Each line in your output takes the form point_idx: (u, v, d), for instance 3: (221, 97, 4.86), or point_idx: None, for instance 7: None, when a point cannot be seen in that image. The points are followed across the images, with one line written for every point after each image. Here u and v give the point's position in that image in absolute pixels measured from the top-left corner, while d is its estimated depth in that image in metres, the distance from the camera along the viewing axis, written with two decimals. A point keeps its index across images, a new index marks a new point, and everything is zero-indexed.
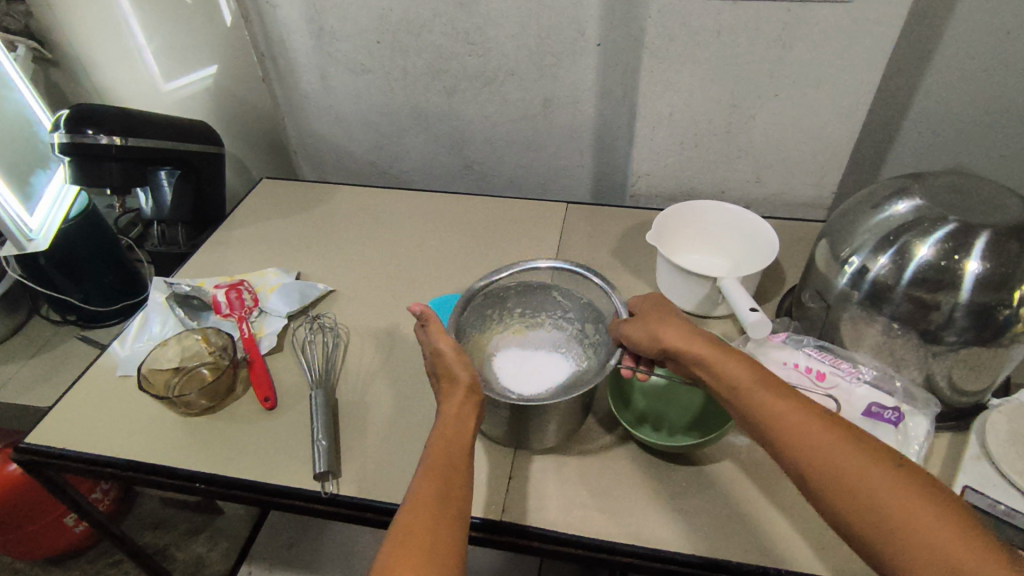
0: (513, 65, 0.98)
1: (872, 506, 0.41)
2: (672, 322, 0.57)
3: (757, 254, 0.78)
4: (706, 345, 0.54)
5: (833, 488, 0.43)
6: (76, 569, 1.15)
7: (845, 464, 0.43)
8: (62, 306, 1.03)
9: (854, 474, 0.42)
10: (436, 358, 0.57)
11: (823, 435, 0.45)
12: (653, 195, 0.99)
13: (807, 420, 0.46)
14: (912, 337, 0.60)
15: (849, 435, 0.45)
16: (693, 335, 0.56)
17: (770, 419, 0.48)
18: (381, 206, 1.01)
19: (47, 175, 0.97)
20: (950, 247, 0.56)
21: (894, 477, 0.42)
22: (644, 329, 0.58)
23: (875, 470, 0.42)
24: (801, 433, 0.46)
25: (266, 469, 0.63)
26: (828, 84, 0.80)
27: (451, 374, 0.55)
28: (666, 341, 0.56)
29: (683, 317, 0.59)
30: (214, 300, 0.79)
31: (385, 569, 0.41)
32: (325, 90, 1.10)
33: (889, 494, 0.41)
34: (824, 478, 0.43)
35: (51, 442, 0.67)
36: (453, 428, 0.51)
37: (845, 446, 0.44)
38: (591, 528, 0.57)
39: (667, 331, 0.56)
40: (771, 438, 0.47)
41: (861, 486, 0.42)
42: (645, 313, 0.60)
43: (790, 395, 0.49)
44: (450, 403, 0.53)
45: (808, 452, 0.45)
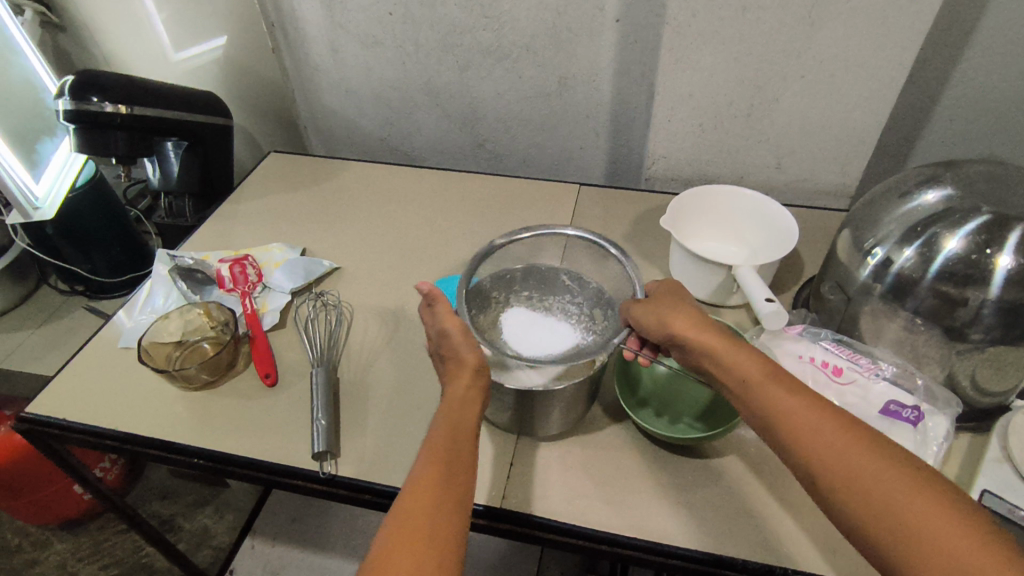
0: (528, 41, 0.95)
1: (887, 509, 0.39)
2: (683, 309, 0.55)
3: (775, 242, 0.76)
4: (717, 335, 0.52)
5: (847, 491, 0.41)
6: (86, 535, 1.16)
7: (861, 465, 0.41)
8: (72, 276, 1.03)
9: (871, 476, 0.40)
10: (442, 339, 0.54)
11: (839, 435, 0.43)
12: (669, 178, 0.96)
13: (823, 417, 0.44)
14: (935, 333, 0.57)
15: (867, 436, 0.43)
16: (704, 325, 0.53)
17: (782, 414, 0.46)
18: (391, 183, 0.99)
19: (53, 144, 0.96)
20: (982, 240, 0.54)
21: (913, 482, 0.39)
22: (653, 314, 0.56)
23: (894, 474, 0.40)
24: (815, 431, 0.44)
25: (265, 446, 0.62)
26: (857, 67, 0.76)
27: (457, 356, 0.53)
28: (676, 329, 0.54)
29: (695, 305, 0.57)
30: (216, 274, 0.78)
31: (381, 555, 0.40)
32: (336, 63, 1.07)
33: (907, 499, 0.39)
34: (839, 479, 0.41)
35: (52, 412, 0.66)
36: (456, 412, 0.50)
37: (862, 447, 0.42)
38: (593, 519, 0.55)
39: (677, 319, 0.54)
40: (782, 436, 0.45)
41: (878, 490, 0.40)
42: (657, 297, 0.58)
43: (807, 391, 0.46)
44: (455, 385, 0.51)
45: (822, 451, 0.43)
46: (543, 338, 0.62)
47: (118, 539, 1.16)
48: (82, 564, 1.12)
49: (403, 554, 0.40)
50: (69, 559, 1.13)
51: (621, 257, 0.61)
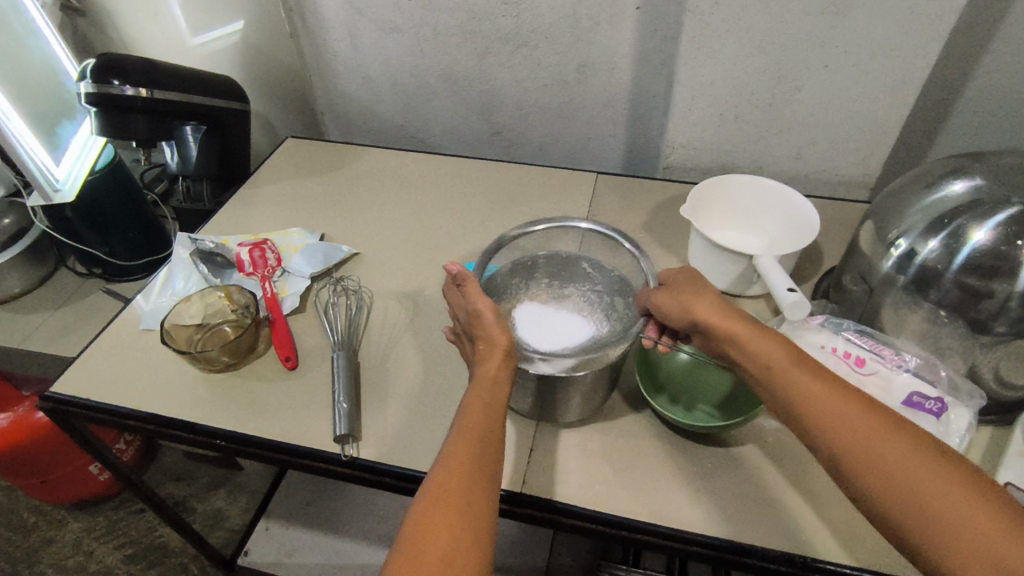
0: (548, 28, 0.94)
1: (915, 497, 0.39)
2: (707, 295, 0.54)
3: (797, 232, 0.75)
4: (741, 321, 0.51)
5: (874, 479, 0.41)
6: (102, 514, 1.18)
7: (890, 453, 0.41)
8: (90, 259, 1.04)
9: (899, 464, 0.40)
10: (475, 321, 0.53)
11: (868, 422, 0.43)
12: (688, 168, 0.96)
13: (851, 404, 0.44)
14: (959, 326, 0.57)
15: (896, 424, 0.42)
16: (728, 311, 0.53)
17: (810, 400, 0.45)
18: (408, 169, 0.99)
19: (74, 126, 0.97)
20: (1011, 232, 0.53)
21: (944, 470, 0.39)
22: (675, 300, 0.55)
23: (925, 463, 0.40)
24: (843, 417, 0.43)
25: (288, 428, 0.62)
26: (883, 57, 0.75)
27: (487, 336, 0.52)
28: (697, 315, 0.53)
29: (720, 291, 0.56)
30: (237, 258, 0.79)
31: (411, 537, 0.40)
32: (354, 48, 1.07)
33: (938, 488, 0.39)
34: (866, 466, 0.41)
35: (75, 392, 0.67)
36: (487, 391, 0.50)
37: (892, 435, 0.41)
38: (612, 505, 0.56)
39: (700, 305, 0.54)
40: (806, 419, 0.45)
41: (906, 478, 0.40)
42: (680, 283, 0.57)
43: (834, 378, 0.46)
44: (485, 364, 0.51)
45: (850, 439, 0.42)
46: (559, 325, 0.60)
47: (133, 519, 1.17)
48: (97, 543, 1.14)
49: (434, 534, 0.40)
50: (85, 538, 1.15)
51: (637, 249, 0.63)
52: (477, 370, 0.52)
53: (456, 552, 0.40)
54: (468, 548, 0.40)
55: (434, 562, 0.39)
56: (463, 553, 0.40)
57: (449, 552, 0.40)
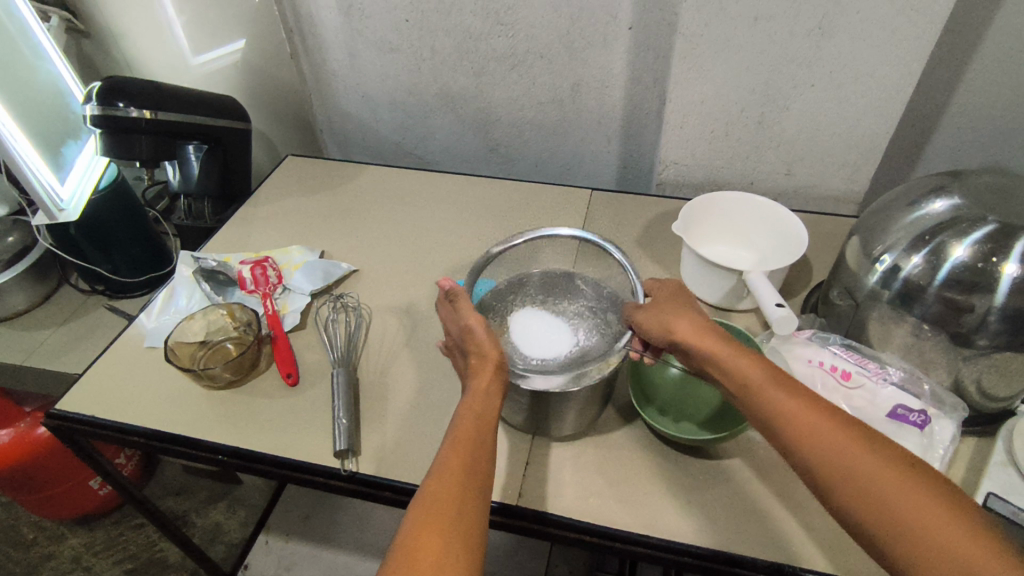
0: (542, 47, 0.96)
1: (887, 506, 0.40)
2: (685, 315, 0.57)
3: (786, 247, 0.77)
4: (717, 342, 0.54)
5: (850, 490, 0.42)
6: (101, 529, 1.19)
7: (863, 464, 0.42)
8: (91, 276, 1.05)
9: (872, 475, 0.42)
10: (467, 337, 0.56)
11: (844, 436, 0.44)
12: (680, 184, 0.98)
13: (827, 419, 0.45)
14: (942, 339, 0.59)
15: (871, 437, 0.44)
16: (704, 331, 0.55)
17: (787, 415, 0.47)
18: (406, 186, 1.01)
19: (79, 146, 0.98)
20: (987, 248, 0.55)
21: (915, 481, 0.41)
22: (656, 318, 0.57)
23: (897, 474, 0.41)
24: (819, 430, 0.45)
25: (289, 443, 0.64)
26: (868, 76, 0.77)
27: (480, 350, 0.54)
28: (676, 334, 0.55)
29: (699, 312, 0.58)
30: (239, 275, 0.81)
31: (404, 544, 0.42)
32: (353, 67, 1.09)
33: (911, 498, 0.40)
34: (841, 477, 0.43)
35: (80, 409, 0.68)
36: (479, 405, 0.51)
37: (866, 447, 0.43)
38: (605, 517, 0.57)
39: (679, 325, 0.56)
40: (782, 434, 0.47)
41: (880, 488, 0.41)
42: (660, 302, 0.59)
43: (810, 394, 0.47)
44: (477, 379, 0.53)
45: (825, 451, 0.44)
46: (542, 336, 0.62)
47: (133, 534, 1.18)
48: (96, 558, 1.15)
49: (427, 540, 0.41)
50: (85, 554, 1.15)
51: (625, 262, 0.64)
52: (469, 384, 0.53)
53: (448, 561, 0.41)
54: (460, 553, 0.41)
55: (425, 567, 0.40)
56: (454, 561, 0.41)
57: (443, 558, 0.41)
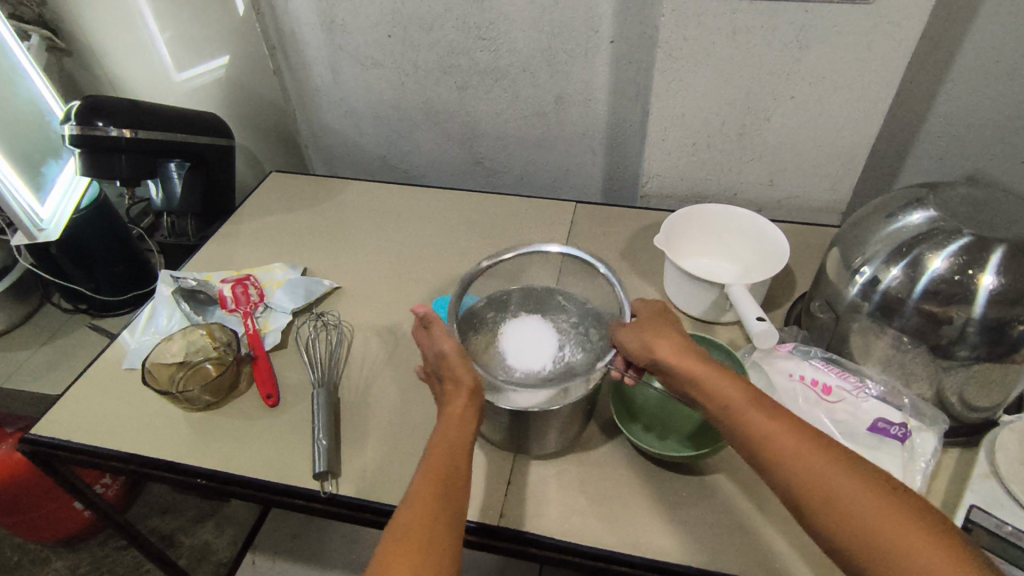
0: (525, 62, 0.96)
1: (863, 528, 0.41)
2: (669, 336, 0.56)
3: (768, 260, 0.77)
4: (700, 362, 0.53)
5: (827, 513, 0.42)
6: (87, 550, 1.17)
7: (838, 485, 0.42)
8: (73, 295, 1.04)
9: (847, 496, 0.42)
10: (440, 361, 0.56)
11: (819, 456, 0.44)
12: (664, 196, 0.98)
13: (803, 440, 0.45)
14: (922, 351, 0.59)
15: (845, 457, 0.44)
16: (688, 353, 0.54)
17: (764, 436, 0.47)
18: (390, 202, 1.01)
19: (59, 166, 0.97)
20: (964, 261, 0.55)
21: (891, 504, 0.41)
22: (638, 338, 0.57)
23: (872, 495, 0.42)
24: (795, 452, 0.45)
25: (268, 466, 0.63)
26: (844, 87, 0.78)
27: (453, 377, 0.54)
28: (658, 353, 0.55)
29: (682, 333, 0.58)
30: (220, 294, 0.80)
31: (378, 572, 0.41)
32: (336, 83, 1.09)
33: (887, 521, 0.40)
34: (817, 499, 0.43)
35: (56, 433, 0.67)
36: (454, 429, 0.51)
37: (841, 467, 0.43)
38: (588, 536, 0.56)
39: (661, 344, 0.55)
40: (762, 457, 0.46)
41: (856, 509, 0.41)
42: (645, 322, 0.59)
43: (787, 414, 0.48)
44: (453, 404, 0.53)
45: (801, 473, 0.44)
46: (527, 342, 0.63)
47: (120, 555, 1.16)
48: None
49: (402, 568, 0.41)
50: None
51: (613, 277, 0.61)
52: (444, 411, 0.54)
53: None
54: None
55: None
56: None
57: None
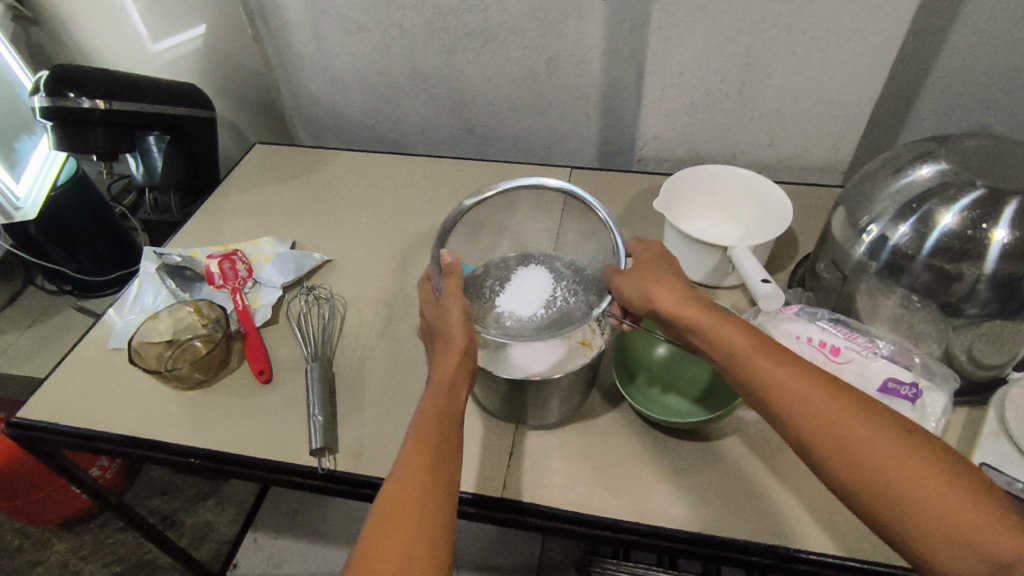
0: (515, 22, 0.93)
1: (878, 474, 0.40)
2: (668, 282, 0.54)
3: (770, 220, 0.75)
4: (702, 309, 0.51)
5: (840, 462, 0.41)
6: (88, 533, 1.16)
7: (853, 433, 0.41)
8: (57, 276, 1.02)
9: (863, 443, 0.41)
10: (439, 319, 0.54)
11: (833, 403, 0.43)
12: (661, 159, 0.95)
13: (815, 389, 0.44)
14: (932, 309, 0.57)
15: (862, 404, 0.43)
16: (689, 300, 0.53)
17: (774, 387, 0.45)
18: (379, 171, 0.98)
19: (32, 142, 0.93)
20: (977, 214, 0.53)
21: (909, 448, 0.40)
22: (638, 288, 0.55)
23: (889, 441, 0.40)
24: (808, 402, 0.43)
25: (264, 444, 0.61)
26: (848, 40, 0.75)
27: (447, 339, 0.53)
28: (658, 302, 0.53)
29: (683, 279, 0.56)
30: (207, 270, 0.77)
31: (369, 549, 0.40)
32: (319, 49, 1.05)
33: (905, 465, 0.39)
34: (833, 448, 0.41)
35: (44, 416, 0.65)
36: (443, 397, 0.49)
37: (857, 415, 0.42)
38: (594, 506, 0.55)
39: (661, 293, 0.54)
40: (773, 407, 0.45)
41: (871, 458, 0.40)
42: (640, 268, 0.57)
43: (796, 361, 0.46)
44: (440, 371, 0.51)
45: (813, 422, 0.43)
46: (527, 283, 0.61)
47: (121, 536, 1.15)
48: (83, 562, 1.12)
49: (391, 548, 0.40)
50: (71, 559, 1.13)
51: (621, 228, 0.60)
52: (432, 375, 0.52)
53: (413, 563, 0.39)
54: (424, 559, 0.40)
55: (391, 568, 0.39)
56: (421, 564, 0.40)
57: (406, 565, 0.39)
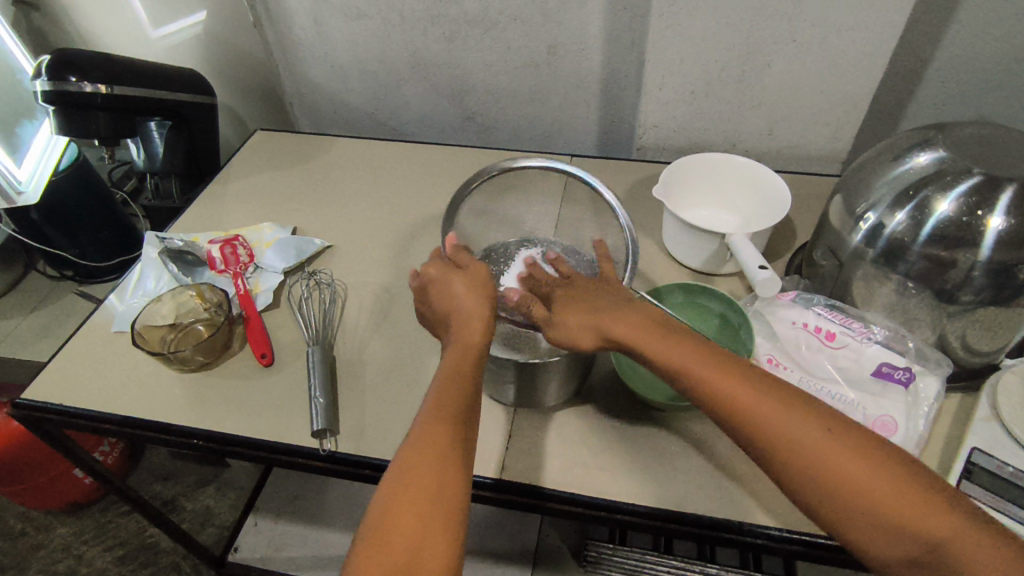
0: (516, 10, 0.93)
1: (841, 486, 0.40)
2: (619, 314, 0.51)
3: (768, 208, 0.76)
4: (657, 340, 0.49)
5: (803, 476, 0.42)
6: (90, 517, 1.17)
7: (814, 446, 0.42)
8: (59, 261, 1.02)
9: (825, 457, 0.41)
10: (449, 296, 0.54)
11: (794, 415, 0.43)
12: (661, 148, 0.96)
13: (775, 403, 0.44)
14: (927, 295, 0.58)
15: (807, 404, 0.44)
16: (645, 329, 0.50)
17: (735, 406, 0.44)
18: (379, 158, 0.98)
19: (35, 127, 0.95)
20: (973, 202, 0.53)
21: (867, 456, 0.41)
22: (587, 325, 0.51)
23: (849, 452, 0.41)
24: (768, 422, 0.43)
25: (267, 425, 0.62)
26: (848, 29, 0.75)
27: (464, 312, 0.52)
28: (617, 335, 0.50)
29: (624, 303, 0.53)
30: (209, 256, 0.77)
31: (382, 533, 0.41)
32: (320, 36, 1.05)
33: (866, 476, 0.40)
34: (797, 463, 0.42)
35: (48, 399, 0.66)
36: (466, 366, 0.50)
37: (804, 415, 0.43)
38: (591, 488, 0.56)
39: (616, 327, 0.50)
40: (737, 426, 0.44)
41: (835, 472, 0.41)
42: (577, 300, 0.53)
43: (754, 377, 0.46)
44: (463, 335, 0.51)
45: (776, 438, 0.43)
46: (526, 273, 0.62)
47: (122, 521, 1.16)
48: (86, 546, 1.13)
49: (403, 533, 0.41)
50: (73, 542, 1.14)
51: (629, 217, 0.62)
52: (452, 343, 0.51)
53: (428, 543, 0.41)
54: (438, 541, 0.41)
55: (404, 551, 0.40)
56: (434, 545, 0.41)
57: (418, 549, 0.40)
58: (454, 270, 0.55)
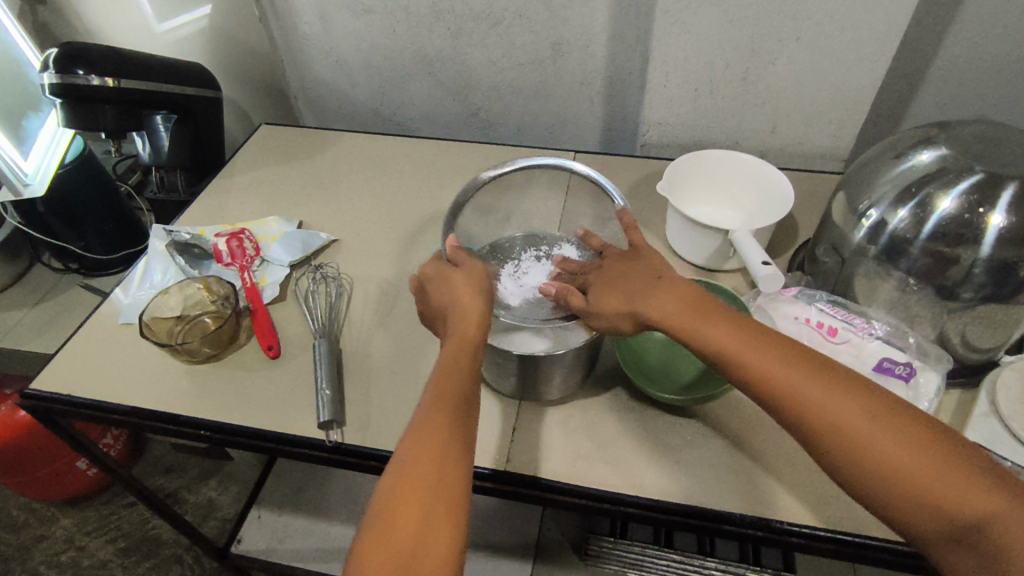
0: (522, 6, 0.93)
1: (871, 455, 0.41)
2: (654, 291, 0.51)
3: (771, 205, 0.76)
4: (690, 313, 0.49)
5: (834, 445, 0.42)
6: (92, 509, 1.17)
7: (844, 416, 0.42)
8: (64, 254, 1.03)
9: (854, 426, 0.42)
10: (448, 290, 0.54)
11: (825, 386, 0.44)
12: (664, 145, 0.96)
13: (805, 374, 0.45)
14: (927, 292, 0.58)
15: (844, 383, 0.44)
16: (679, 305, 0.50)
17: (766, 376, 0.45)
18: (384, 153, 0.98)
19: (41, 119, 0.97)
20: (974, 199, 0.54)
21: (898, 427, 0.41)
22: (621, 304, 0.52)
23: (878, 423, 0.42)
24: (798, 392, 0.44)
25: (274, 416, 0.63)
26: (853, 27, 0.75)
27: (462, 305, 0.53)
28: (648, 314, 0.51)
29: (662, 279, 0.53)
30: (215, 249, 0.79)
31: (383, 524, 0.41)
32: (325, 30, 1.05)
33: (897, 446, 0.41)
34: (828, 432, 0.43)
35: (56, 390, 0.66)
36: (463, 359, 0.50)
37: (835, 389, 0.44)
38: (594, 479, 0.57)
39: (651, 303, 0.51)
40: (768, 396, 0.45)
41: (865, 441, 0.41)
42: (615, 282, 0.55)
43: (786, 349, 0.46)
44: (463, 325, 0.52)
45: (807, 408, 0.44)
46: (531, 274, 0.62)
47: (124, 513, 1.17)
48: (89, 538, 1.14)
49: (404, 524, 0.41)
50: (76, 534, 1.15)
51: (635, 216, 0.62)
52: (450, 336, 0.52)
53: (429, 534, 0.41)
54: (439, 531, 0.41)
55: (405, 543, 0.41)
56: (435, 535, 0.41)
57: (420, 540, 0.41)
58: (450, 268, 0.56)
